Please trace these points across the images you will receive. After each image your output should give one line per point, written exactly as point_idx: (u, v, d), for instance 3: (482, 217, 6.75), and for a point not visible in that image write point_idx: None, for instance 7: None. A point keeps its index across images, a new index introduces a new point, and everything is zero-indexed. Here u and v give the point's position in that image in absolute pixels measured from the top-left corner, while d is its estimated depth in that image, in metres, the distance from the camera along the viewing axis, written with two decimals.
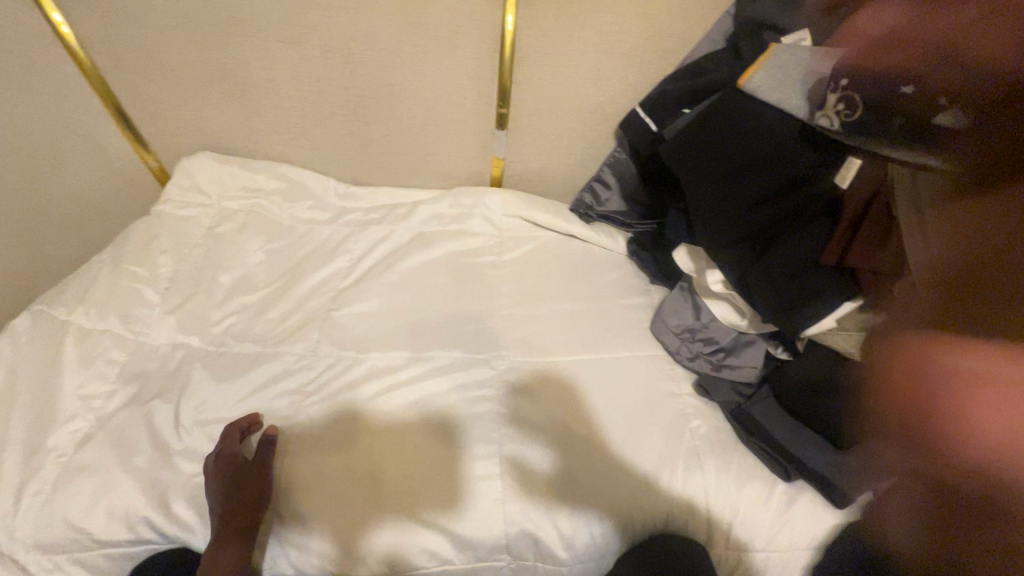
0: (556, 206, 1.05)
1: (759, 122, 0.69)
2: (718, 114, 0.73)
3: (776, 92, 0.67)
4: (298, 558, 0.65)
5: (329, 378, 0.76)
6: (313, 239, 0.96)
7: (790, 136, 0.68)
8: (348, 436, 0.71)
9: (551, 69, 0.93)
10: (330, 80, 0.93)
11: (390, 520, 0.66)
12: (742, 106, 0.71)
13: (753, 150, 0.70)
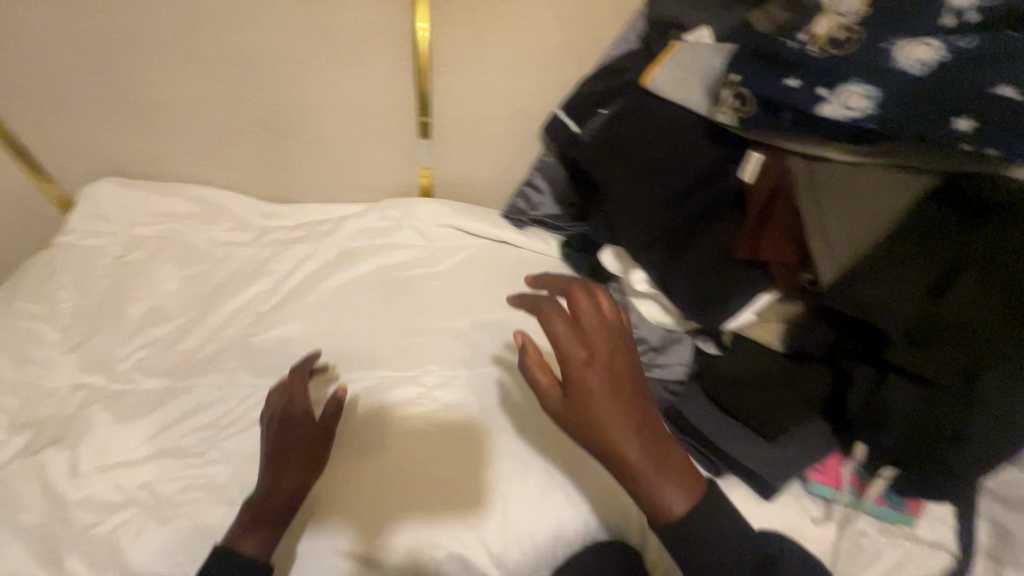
0: (488, 214, 1.03)
1: (666, 122, 0.70)
2: (628, 114, 0.73)
3: (681, 91, 0.68)
4: (320, 560, 0.65)
5: (244, 409, 0.73)
6: (231, 263, 0.92)
7: (697, 135, 0.69)
8: (367, 442, 0.71)
9: (469, 75, 0.92)
10: (242, 96, 0.91)
11: (414, 519, 0.66)
12: (650, 106, 0.72)
13: (662, 148, 0.70)
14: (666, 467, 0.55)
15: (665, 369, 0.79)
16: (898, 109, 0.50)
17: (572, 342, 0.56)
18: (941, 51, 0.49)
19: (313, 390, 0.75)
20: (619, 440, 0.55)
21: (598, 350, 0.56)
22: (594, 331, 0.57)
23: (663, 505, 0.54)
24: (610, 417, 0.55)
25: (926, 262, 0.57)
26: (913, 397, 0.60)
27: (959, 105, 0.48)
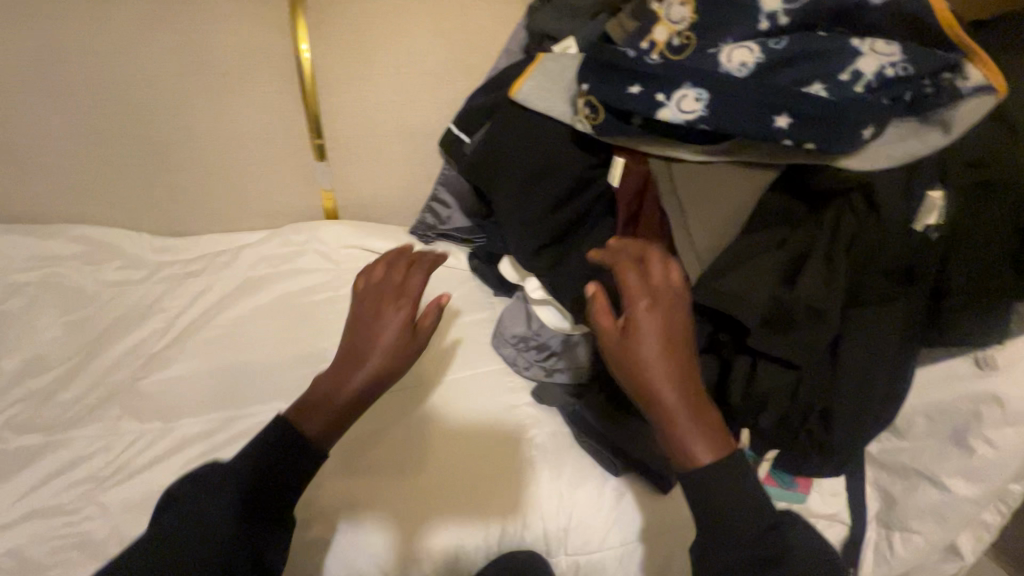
0: (395, 232, 1.02)
1: (534, 135, 0.71)
2: (500, 129, 0.73)
3: (545, 104, 0.70)
4: (356, 556, 0.69)
5: (127, 457, 0.69)
6: (119, 303, 0.87)
7: (566, 145, 0.70)
8: (424, 448, 0.76)
9: (358, 94, 0.91)
10: (121, 128, 0.88)
11: (452, 519, 0.71)
12: (520, 119, 0.72)
13: (535, 160, 0.71)
14: (701, 421, 0.52)
15: (565, 373, 0.80)
16: (728, 109, 0.53)
17: (640, 285, 0.55)
18: (757, 53, 0.54)
19: (200, 431, 0.72)
20: (659, 386, 0.52)
21: (659, 297, 0.55)
22: (658, 279, 0.56)
23: (689, 454, 0.51)
24: (657, 363, 0.52)
25: (778, 251, 0.60)
26: (787, 381, 0.61)
27: (777, 104, 0.52)
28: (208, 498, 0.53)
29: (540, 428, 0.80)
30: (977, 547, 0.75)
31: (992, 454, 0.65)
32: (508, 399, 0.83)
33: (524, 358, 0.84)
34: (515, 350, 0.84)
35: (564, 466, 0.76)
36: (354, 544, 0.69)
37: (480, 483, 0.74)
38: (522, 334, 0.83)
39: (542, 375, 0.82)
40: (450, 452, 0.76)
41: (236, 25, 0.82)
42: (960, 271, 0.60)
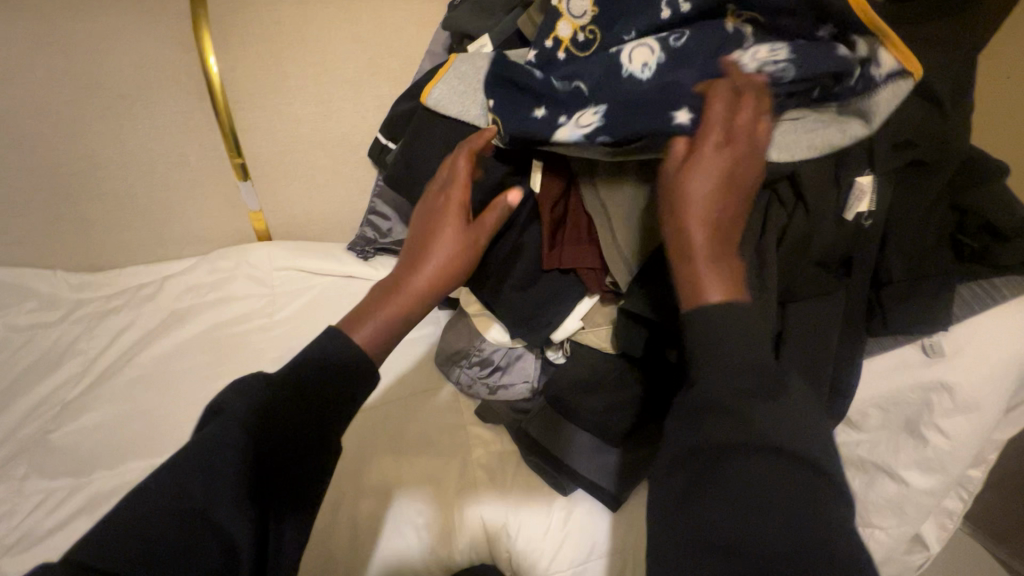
0: (331, 249, 0.97)
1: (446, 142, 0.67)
2: (414, 137, 0.69)
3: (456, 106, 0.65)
4: (394, 536, 0.68)
5: (38, 516, 0.65)
6: (34, 348, 0.82)
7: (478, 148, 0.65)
8: (452, 442, 0.76)
9: (275, 109, 0.86)
10: (16, 161, 0.81)
11: (488, 502, 0.70)
12: (431, 125, 0.68)
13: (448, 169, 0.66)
14: (720, 274, 0.42)
15: (508, 389, 0.74)
16: (625, 117, 0.50)
17: (722, 110, 0.46)
18: (658, 53, 0.52)
19: (117, 484, 0.68)
20: (687, 219, 0.44)
21: (733, 140, 0.45)
22: (744, 113, 0.46)
23: (693, 288, 0.43)
24: (692, 200, 0.44)
25: None
26: None
27: (674, 99, 0.49)
28: (214, 460, 0.41)
29: (484, 447, 0.75)
30: (943, 536, 0.72)
31: (946, 444, 0.63)
32: (453, 419, 0.79)
33: (466, 376, 0.78)
34: (459, 369, 0.79)
35: (512, 486, 0.71)
36: (393, 526, 0.68)
37: (441, 498, 0.70)
38: (465, 350, 0.78)
39: (485, 393, 0.75)
40: (421, 463, 0.73)
41: (132, 43, 0.76)
42: (897, 260, 0.58)
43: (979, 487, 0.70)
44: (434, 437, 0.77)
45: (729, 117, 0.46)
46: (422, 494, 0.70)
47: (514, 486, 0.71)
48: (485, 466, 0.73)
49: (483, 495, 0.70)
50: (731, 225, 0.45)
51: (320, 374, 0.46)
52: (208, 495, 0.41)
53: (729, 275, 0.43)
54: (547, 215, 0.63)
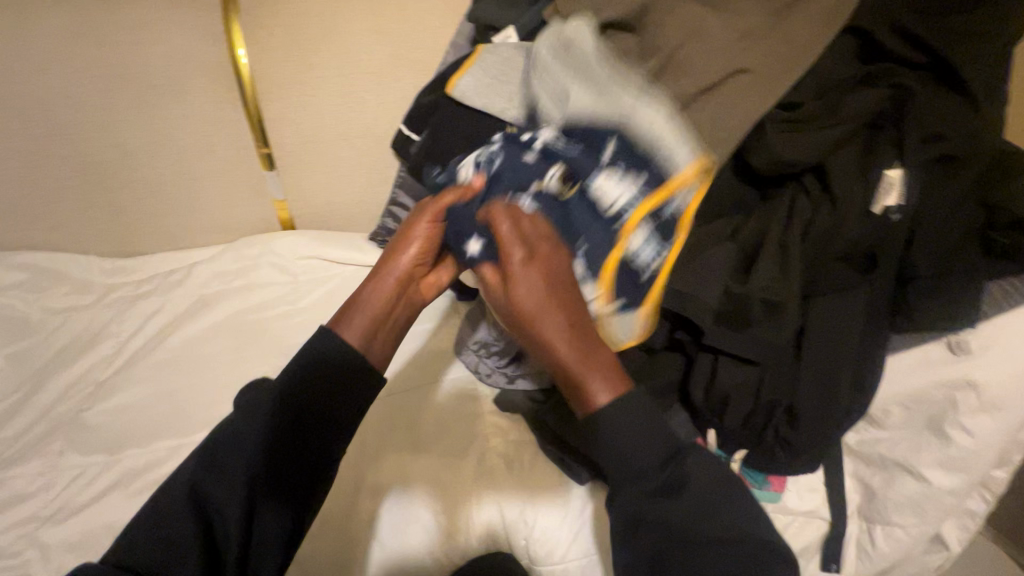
0: (353, 239, 0.99)
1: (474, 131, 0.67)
2: (442, 125, 0.69)
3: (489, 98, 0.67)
4: (398, 530, 0.69)
5: (74, 490, 0.68)
6: (68, 330, 0.85)
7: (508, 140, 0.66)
8: (461, 435, 0.77)
9: (301, 100, 0.87)
10: (51, 149, 0.83)
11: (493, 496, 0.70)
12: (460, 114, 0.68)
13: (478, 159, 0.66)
14: (597, 367, 0.46)
15: (528, 379, 0.76)
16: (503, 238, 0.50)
17: (509, 225, 0.48)
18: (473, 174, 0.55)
19: (149, 462, 0.70)
20: (549, 334, 0.46)
21: (529, 266, 0.47)
22: (527, 222, 0.50)
23: (584, 396, 0.46)
24: (539, 317, 0.46)
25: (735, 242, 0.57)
26: (744, 378, 0.60)
27: (475, 225, 0.51)
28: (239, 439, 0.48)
29: (502, 436, 0.76)
30: (965, 538, 0.71)
31: (970, 443, 0.62)
32: (471, 408, 0.80)
33: (484, 364, 0.79)
34: (477, 356, 0.80)
35: (528, 474, 0.72)
36: (396, 521, 0.69)
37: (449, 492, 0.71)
38: (484, 340, 0.77)
39: (504, 381, 0.78)
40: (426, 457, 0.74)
41: (165, 35, 0.78)
42: (923, 259, 0.57)
43: (1002, 488, 0.69)
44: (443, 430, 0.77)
45: (516, 230, 0.49)
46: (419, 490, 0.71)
47: (531, 474, 0.72)
48: (502, 454, 0.74)
49: (501, 481, 0.71)
50: (581, 318, 0.47)
51: (320, 385, 0.48)
52: (236, 468, 0.48)
53: (596, 364, 0.46)
54: None
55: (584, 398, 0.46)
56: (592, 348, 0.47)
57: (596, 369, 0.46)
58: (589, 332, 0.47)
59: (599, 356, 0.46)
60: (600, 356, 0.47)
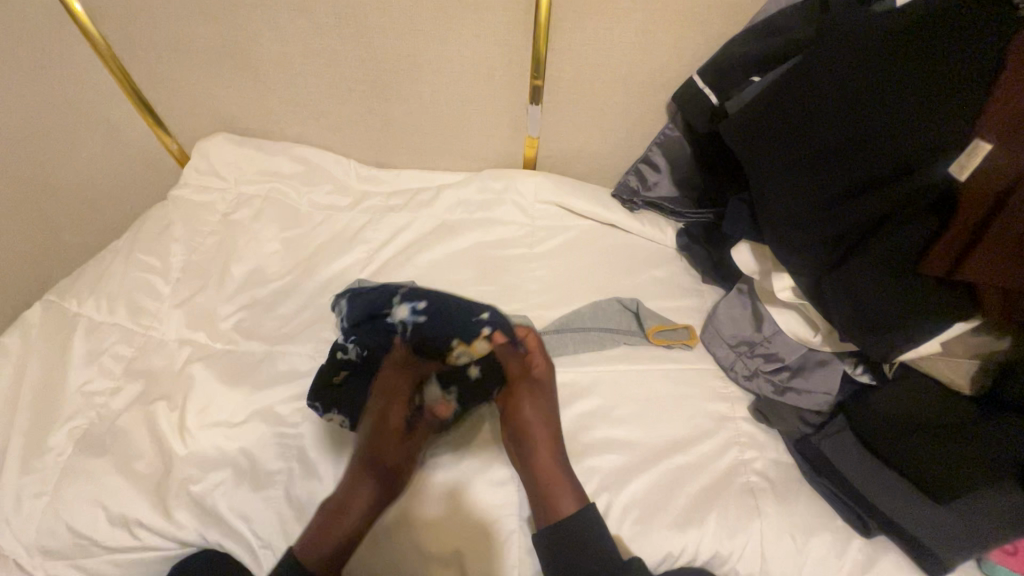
0: (596, 193, 0.92)
1: (869, 79, 0.54)
2: (822, 62, 0.58)
3: (904, 43, 0.53)
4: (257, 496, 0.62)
5: None
6: (330, 227, 0.90)
7: (913, 101, 0.52)
8: (665, 423, 0.68)
9: (594, 34, 0.79)
10: (347, 52, 0.84)
11: (450, 459, 0.64)
12: (854, 53, 0.55)
13: (860, 116, 0.55)
14: (544, 481, 0.61)
15: (801, 395, 0.68)
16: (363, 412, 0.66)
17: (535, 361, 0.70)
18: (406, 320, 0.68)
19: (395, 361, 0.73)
20: (531, 437, 0.65)
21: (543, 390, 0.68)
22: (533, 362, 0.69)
23: (549, 501, 0.60)
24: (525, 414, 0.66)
25: None
26: None
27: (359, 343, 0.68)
28: None
29: (760, 452, 0.66)
30: None
31: None
32: (719, 408, 0.70)
33: (744, 364, 0.72)
34: (734, 355, 0.73)
35: (797, 503, 0.61)
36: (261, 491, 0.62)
37: (252, 467, 0.64)
38: (747, 337, 0.72)
39: (770, 391, 0.69)
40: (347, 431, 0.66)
41: None
42: None
43: None
44: (663, 422, 0.68)
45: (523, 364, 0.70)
46: (253, 488, 0.62)
47: (802, 502, 0.62)
48: (761, 473, 0.64)
49: (764, 501, 0.61)
50: (548, 440, 0.64)
51: None
52: None
53: (551, 478, 0.62)
54: (959, 216, 0.50)
55: (551, 515, 0.60)
56: (548, 465, 0.62)
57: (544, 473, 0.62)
58: (552, 453, 0.63)
59: (549, 473, 0.62)
60: (552, 471, 0.62)
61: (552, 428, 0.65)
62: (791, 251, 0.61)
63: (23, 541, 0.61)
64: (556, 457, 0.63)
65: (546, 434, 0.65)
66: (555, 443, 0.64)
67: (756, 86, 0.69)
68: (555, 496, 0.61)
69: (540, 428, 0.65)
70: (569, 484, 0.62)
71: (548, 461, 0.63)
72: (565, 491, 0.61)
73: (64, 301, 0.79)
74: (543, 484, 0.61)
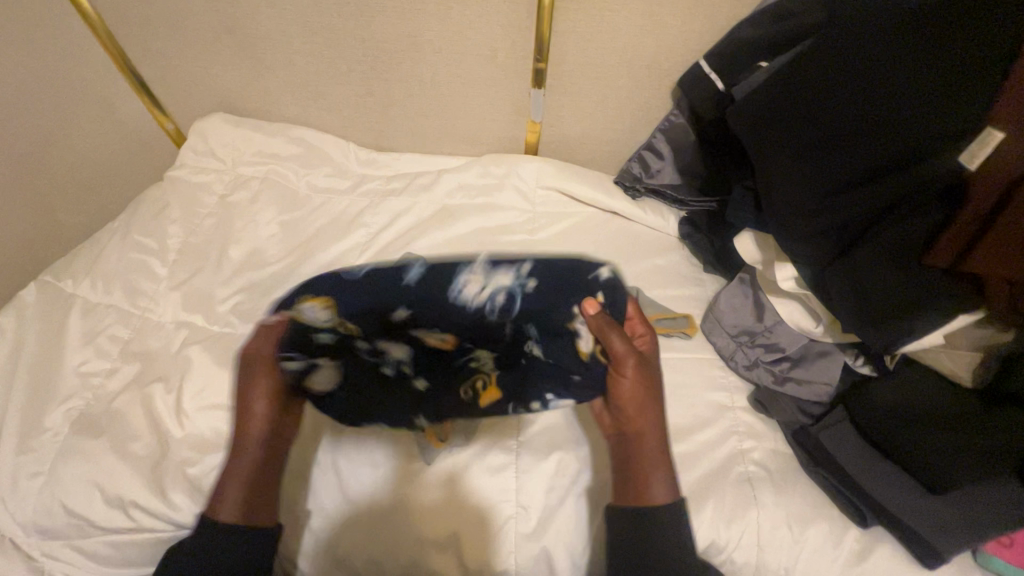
0: (598, 179, 0.91)
1: (883, 65, 0.53)
2: (835, 45, 0.56)
3: (922, 26, 0.51)
4: None
5: None
6: (329, 211, 0.89)
7: (928, 88, 0.51)
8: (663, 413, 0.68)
9: (599, 16, 0.77)
10: (346, 31, 0.82)
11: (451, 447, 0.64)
12: (868, 36, 0.54)
13: (872, 102, 0.53)
14: (654, 468, 0.59)
15: (802, 386, 0.68)
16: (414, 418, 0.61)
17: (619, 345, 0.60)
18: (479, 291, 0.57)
19: None
20: (637, 414, 0.61)
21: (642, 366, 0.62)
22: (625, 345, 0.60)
23: (651, 488, 0.58)
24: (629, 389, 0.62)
25: None
26: None
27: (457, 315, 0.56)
28: None
29: (759, 441, 0.66)
30: None
31: None
32: (718, 397, 0.70)
33: (745, 355, 0.71)
34: (735, 345, 0.72)
35: (795, 493, 0.62)
36: None
37: None
38: (748, 327, 0.72)
39: (769, 381, 0.69)
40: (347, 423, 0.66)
41: None
42: None
43: None
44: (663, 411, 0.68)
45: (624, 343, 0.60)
46: None
47: (799, 493, 0.62)
48: (760, 463, 0.64)
49: (762, 491, 0.61)
50: (648, 417, 0.61)
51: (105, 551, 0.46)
52: None
53: (651, 462, 0.60)
54: (970, 206, 0.49)
55: (645, 496, 0.58)
56: (648, 446, 0.60)
57: (643, 455, 0.60)
58: (643, 436, 0.61)
59: (648, 455, 0.60)
60: (652, 451, 0.60)
61: (653, 399, 0.62)
62: (796, 238, 0.60)
63: (20, 520, 0.61)
64: (655, 436, 0.61)
65: (642, 413, 0.61)
66: (653, 419, 0.61)
67: (765, 71, 0.67)
68: (653, 478, 0.59)
69: (637, 404, 0.61)
70: (667, 468, 0.60)
71: (650, 443, 0.60)
72: (667, 475, 0.59)
73: (59, 282, 0.78)
74: (644, 468, 0.59)
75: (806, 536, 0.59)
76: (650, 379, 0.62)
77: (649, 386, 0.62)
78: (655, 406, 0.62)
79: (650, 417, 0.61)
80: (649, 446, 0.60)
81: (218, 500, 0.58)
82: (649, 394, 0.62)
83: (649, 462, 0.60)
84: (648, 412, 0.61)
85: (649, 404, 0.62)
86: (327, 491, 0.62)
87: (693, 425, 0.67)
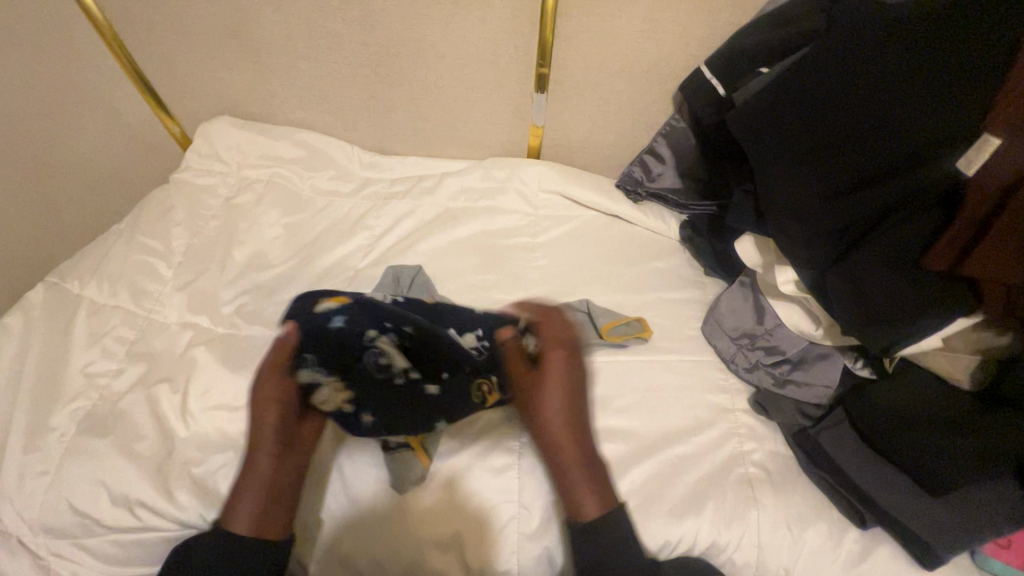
0: (599, 183, 0.92)
1: (885, 69, 0.53)
2: (833, 50, 0.57)
3: (919, 31, 0.52)
4: None
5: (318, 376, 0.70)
6: (332, 213, 0.89)
7: (924, 93, 0.52)
8: (665, 414, 0.68)
9: (601, 22, 0.78)
10: (350, 36, 0.83)
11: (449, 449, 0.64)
12: (866, 42, 0.55)
13: (871, 106, 0.54)
14: (587, 483, 0.60)
15: (801, 388, 0.68)
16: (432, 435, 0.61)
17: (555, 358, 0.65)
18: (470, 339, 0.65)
19: None
20: (563, 431, 0.62)
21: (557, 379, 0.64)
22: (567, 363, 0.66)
23: (583, 503, 0.59)
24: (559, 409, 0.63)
25: None
26: None
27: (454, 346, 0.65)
28: None
29: (759, 443, 0.67)
30: None
31: None
32: (719, 399, 0.70)
33: (745, 357, 0.72)
34: (735, 347, 0.73)
35: (795, 494, 0.62)
36: None
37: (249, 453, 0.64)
38: (748, 329, 0.72)
39: (769, 383, 0.70)
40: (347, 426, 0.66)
41: None
42: None
43: None
44: (664, 412, 0.68)
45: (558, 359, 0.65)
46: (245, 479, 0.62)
47: (798, 494, 0.62)
48: (760, 464, 0.65)
49: (762, 493, 0.62)
50: (577, 435, 0.62)
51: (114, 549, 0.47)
52: None
53: (588, 475, 0.60)
54: (966, 210, 0.50)
55: (578, 511, 0.59)
56: (574, 462, 0.61)
57: (574, 471, 0.60)
58: (567, 452, 0.61)
59: (576, 471, 0.60)
60: (583, 464, 0.61)
61: (576, 416, 0.64)
62: (795, 241, 0.61)
63: (26, 519, 0.61)
64: (587, 450, 0.62)
65: (571, 430, 0.63)
66: (581, 437, 0.62)
67: (765, 76, 0.68)
68: (585, 493, 0.59)
69: (564, 420, 0.63)
70: (603, 483, 0.60)
71: (578, 460, 0.61)
72: (602, 487, 0.60)
73: (66, 283, 0.79)
74: (569, 483, 0.60)
75: (806, 537, 0.60)
76: (576, 399, 0.64)
77: (577, 402, 0.64)
78: (581, 422, 0.63)
79: (576, 433, 0.62)
80: (574, 462, 0.61)
81: (233, 514, 0.58)
82: (575, 410, 0.64)
83: (579, 477, 0.60)
84: (575, 426, 0.63)
85: (570, 420, 0.63)
86: (335, 490, 0.63)
87: (694, 427, 0.67)
